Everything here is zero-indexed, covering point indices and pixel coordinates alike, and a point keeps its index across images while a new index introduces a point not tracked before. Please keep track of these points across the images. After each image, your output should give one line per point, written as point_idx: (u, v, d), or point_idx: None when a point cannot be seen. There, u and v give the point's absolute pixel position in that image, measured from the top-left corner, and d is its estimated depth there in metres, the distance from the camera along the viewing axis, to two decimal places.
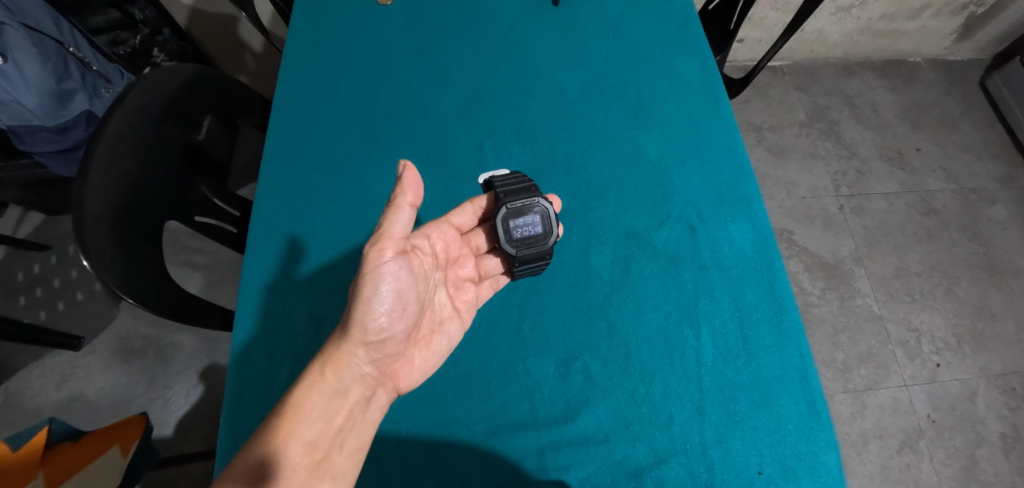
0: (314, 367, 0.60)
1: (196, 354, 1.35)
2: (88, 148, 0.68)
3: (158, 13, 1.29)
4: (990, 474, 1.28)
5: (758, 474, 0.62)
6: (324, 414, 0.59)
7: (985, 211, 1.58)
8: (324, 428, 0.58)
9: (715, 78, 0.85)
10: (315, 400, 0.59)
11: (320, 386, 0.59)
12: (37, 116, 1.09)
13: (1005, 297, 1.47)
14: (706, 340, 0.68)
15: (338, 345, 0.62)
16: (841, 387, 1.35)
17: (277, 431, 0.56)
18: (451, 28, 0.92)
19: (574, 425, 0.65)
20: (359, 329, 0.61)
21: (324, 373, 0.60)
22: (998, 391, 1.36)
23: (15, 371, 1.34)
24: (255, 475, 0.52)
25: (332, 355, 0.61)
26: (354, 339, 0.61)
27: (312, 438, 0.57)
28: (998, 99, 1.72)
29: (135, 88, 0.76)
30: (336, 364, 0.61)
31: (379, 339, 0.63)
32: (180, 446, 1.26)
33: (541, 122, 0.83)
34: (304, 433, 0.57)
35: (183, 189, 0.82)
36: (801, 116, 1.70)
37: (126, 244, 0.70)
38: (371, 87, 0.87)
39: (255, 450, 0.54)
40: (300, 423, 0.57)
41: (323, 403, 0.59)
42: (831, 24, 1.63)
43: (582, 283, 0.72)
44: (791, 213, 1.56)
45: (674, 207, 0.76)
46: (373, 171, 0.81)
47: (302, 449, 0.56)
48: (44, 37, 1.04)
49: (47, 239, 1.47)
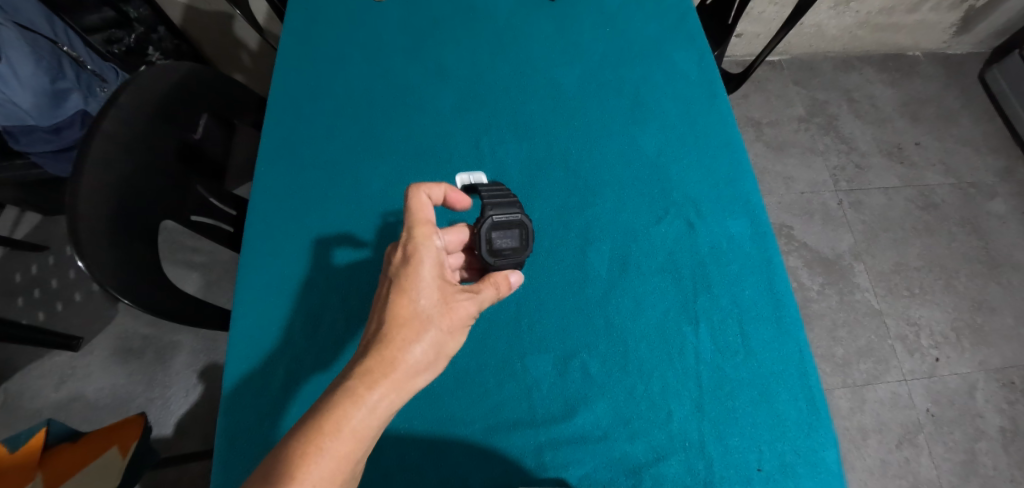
0: (355, 381, 0.52)
1: (195, 354, 1.34)
2: (81, 149, 0.67)
3: (152, 11, 1.26)
4: (989, 467, 1.29)
5: (758, 470, 0.62)
6: (362, 435, 0.51)
7: (984, 205, 1.58)
8: (357, 450, 0.51)
9: (713, 74, 0.84)
10: (356, 422, 0.51)
11: (364, 404, 0.51)
12: (32, 116, 1.09)
13: (1004, 291, 1.47)
14: (705, 336, 0.68)
15: (385, 355, 0.54)
16: (841, 381, 1.35)
17: (313, 445, 0.49)
18: (448, 25, 0.91)
19: (573, 422, 0.64)
20: (411, 336, 0.55)
21: (371, 388, 0.52)
22: (997, 385, 1.37)
23: (14, 372, 1.34)
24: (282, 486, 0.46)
25: (378, 368, 0.53)
26: (402, 347, 0.55)
27: (342, 463, 0.50)
28: (997, 92, 1.72)
29: (128, 88, 0.75)
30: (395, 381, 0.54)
31: (432, 355, 0.56)
32: (180, 446, 1.26)
33: (539, 118, 0.83)
34: (337, 451, 0.50)
35: (179, 188, 0.82)
36: (800, 110, 1.70)
37: (120, 245, 0.69)
38: (367, 84, 0.86)
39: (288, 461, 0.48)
40: (332, 446, 0.49)
41: (364, 425, 0.51)
42: (830, 19, 1.62)
43: (582, 280, 0.72)
44: (790, 208, 1.56)
45: (673, 203, 0.75)
46: (370, 169, 0.80)
47: (335, 463, 0.49)
48: (37, 36, 1.03)
49: (45, 239, 1.46)
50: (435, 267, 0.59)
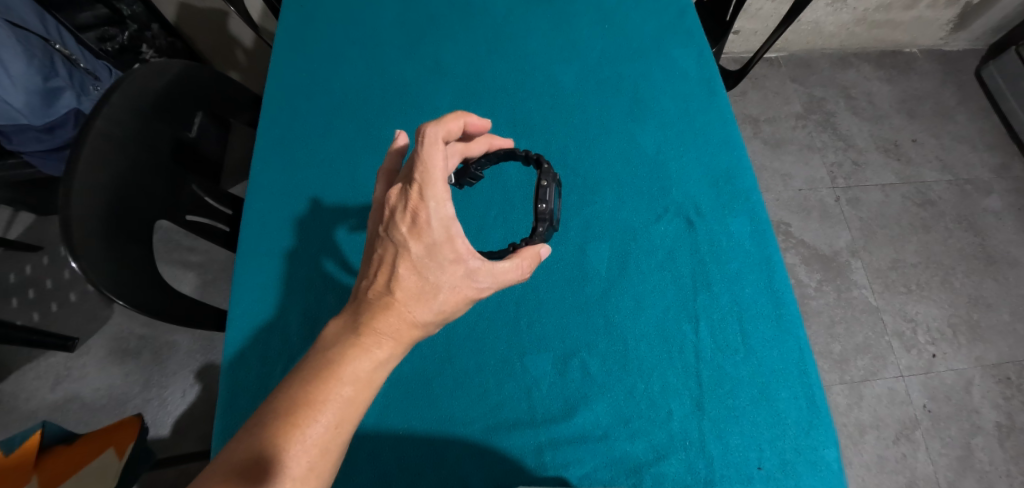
0: (362, 336, 0.53)
1: (192, 354, 1.34)
2: (74, 148, 0.66)
3: (146, 8, 1.26)
4: (985, 463, 1.29)
5: (758, 469, 0.62)
6: (370, 386, 0.52)
7: (980, 201, 1.58)
8: (369, 399, 0.53)
9: (712, 71, 0.84)
10: (364, 372, 0.52)
11: (370, 357, 0.52)
12: (23, 115, 1.05)
13: (1000, 287, 1.47)
14: (705, 335, 0.67)
15: (388, 316, 0.53)
16: (838, 378, 1.35)
17: (318, 390, 0.50)
18: (445, 22, 0.90)
19: (573, 422, 0.64)
20: (417, 301, 0.53)
21: (377, 345, 0.52)
22: (994, 381, 1.37)
23: (9, 373, 1.32)
24: (287, 428, 0.48)
25: (383, 328, 0.53)
26: (408, 318, 0.53)
27: (353, 413, 0.51)
28: (994, 89, 1.72)
29: (121, 87, 0.73)
30: (397, 340, 0.53)
31: (442, 315, 0.54)
32: (178, 446, 1.26)
33: (536, 116, 0.82)
34: (346, 398, 0.51)
35: (172, 188, 0.81)
36: (797, 107, 1.70)
37: (114, 246, 0.68)
38: (363, 83, 0.86)
39: (291, 402, 0.49)
40: (338, 396, 0.50)
41: (372, 375, 0.52)
42: (827, 15, 1.62)
43: (581, 278, 0.71)
44: (787, 205, 1.56)
45: (672, 201, 0.75)
46: (365, 167, 0.79)
47: (343, 407, 0.50)
48: (28, 34, 1.02)
49: (40, 239, 1.45)
50: (443, 235, 0.51)
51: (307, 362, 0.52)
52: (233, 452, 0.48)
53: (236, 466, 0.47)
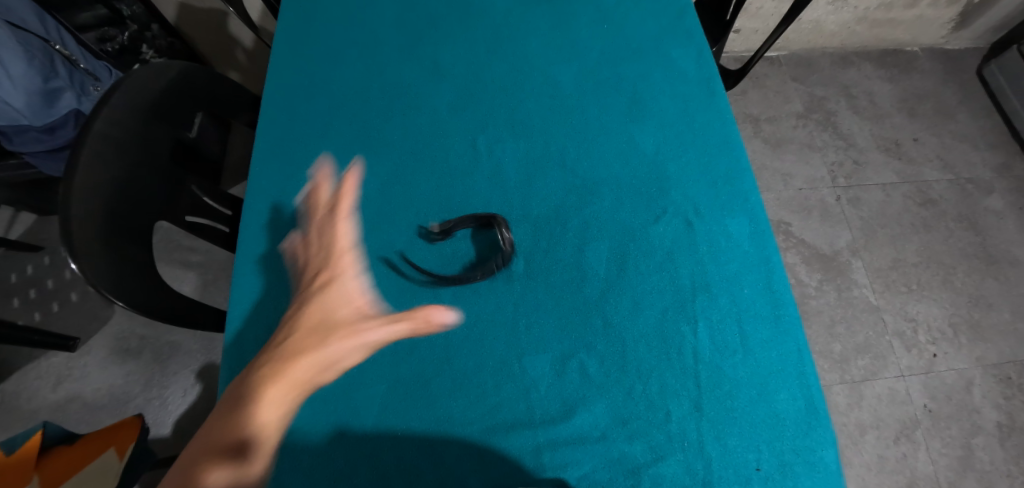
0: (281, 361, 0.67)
1: (192, 354, 1.34)
2: (74, 149, 0.66)
3: (146, 8, 1.26)
4: (986, 462, 1.29)
5: (757, 470, 0.62)
6: (291, 404, 0.66)
7: (981, 201, 1.58)
8: (287, 412, 0.65)
9: (711, 71, 0.84)
10: (284, 389, 0.66)
11: (288, 377, 0.66)
12: (25, 116, 1.07)
13: (1001, 287, 1.47)
14: (703, 336, 0.67)
15: (304, 347, 0.67)
16: (838, 377, 1.35)
17: (252, 400, 0.65)
18: (443, 22, 0.90)
19: (572, 423, 0.64)
20: (335, 335, 0.69)
21: (291, 367, 0.66)
22: (994, 381, 1.37)
23: (11, 373, 1.33)
24: (236, 430, 0.63)
25: (296, 354, 0.67)
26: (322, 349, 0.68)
27: (276, 421, 0.65)
28: (995, 88, 1.72)
29: (121, 88, 0.74)
30: (312, 364, 0.67)
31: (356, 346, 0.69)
32: (178, 446, 1.26)
33: (535, 117, 0.82)
34: (272, 405, 0.65)
35: (173, 189, 0.81)
36: (798, 107, 1.70)
37: (114, 247, 0.68)
38: (362, 83, 0.86)
39: (235, 412, 0.64)
40: (264, 404, 0.65)
41: (293, 392, 0.66)
42: (828, 14, 1.61)
43: (579, 279, 0.71)
44: (788, 205, 1.56)
45: (671, 202, 0.75)
46: (364, 168, 0.79)
47: (274, 414, 0.65)
48: (29, 35, 1.01)
49: (41, 240, 1.46)
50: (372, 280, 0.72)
51: (241, 380, 0.66)
52: (198, 445, 0.63)
53: (209, 449, 0.62)
